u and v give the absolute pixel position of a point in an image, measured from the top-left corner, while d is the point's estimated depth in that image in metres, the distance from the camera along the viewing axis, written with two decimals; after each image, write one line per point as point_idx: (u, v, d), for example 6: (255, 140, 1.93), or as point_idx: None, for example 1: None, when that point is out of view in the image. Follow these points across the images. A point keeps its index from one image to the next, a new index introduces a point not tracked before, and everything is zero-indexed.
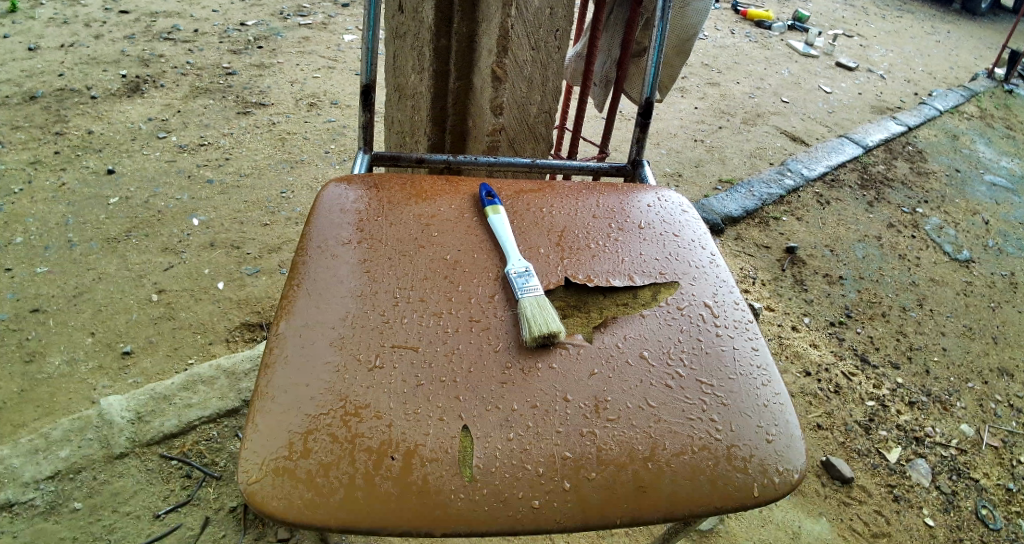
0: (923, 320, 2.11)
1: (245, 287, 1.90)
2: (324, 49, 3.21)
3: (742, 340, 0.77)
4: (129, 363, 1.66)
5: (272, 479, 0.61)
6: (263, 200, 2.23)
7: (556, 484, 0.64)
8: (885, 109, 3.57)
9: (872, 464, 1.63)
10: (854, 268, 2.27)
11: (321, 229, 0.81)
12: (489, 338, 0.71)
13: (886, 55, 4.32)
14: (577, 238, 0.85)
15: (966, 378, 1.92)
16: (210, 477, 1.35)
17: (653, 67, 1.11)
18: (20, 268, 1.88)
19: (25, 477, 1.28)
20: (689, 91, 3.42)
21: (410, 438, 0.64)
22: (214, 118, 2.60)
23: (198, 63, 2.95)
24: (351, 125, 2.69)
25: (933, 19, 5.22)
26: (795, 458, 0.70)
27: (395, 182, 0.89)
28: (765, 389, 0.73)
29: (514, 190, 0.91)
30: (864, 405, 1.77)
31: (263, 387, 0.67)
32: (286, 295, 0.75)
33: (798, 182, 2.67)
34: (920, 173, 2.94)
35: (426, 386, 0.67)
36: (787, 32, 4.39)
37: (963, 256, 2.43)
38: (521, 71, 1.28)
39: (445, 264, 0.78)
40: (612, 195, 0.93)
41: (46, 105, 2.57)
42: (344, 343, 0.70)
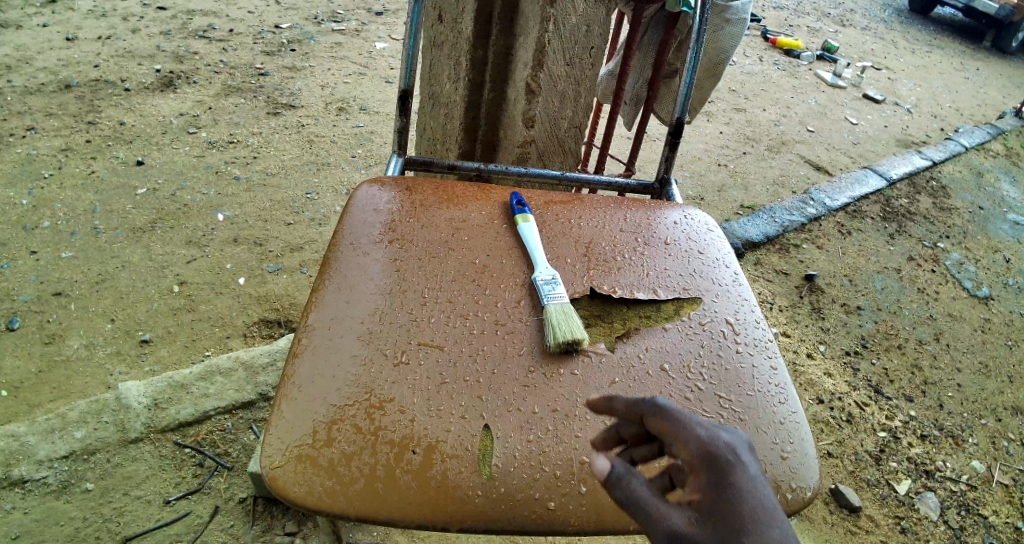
0: (939, 354, 2.09)
1: (266, 284, 1.92)
2: (356, 55, 3.26)
3: (762, 358, 0.79)
4: (148, 351, 1.69)
5: (293, 466, 0.63)
6: (288, 199, 2.26)
7: (573, 487, 0.64)
8: (910, 142, 3.56)
9: (881, 495, 1.62)
10: (873, 299, 2.26)
11: (353, 228, 0.83)
12: (514, 342, 0.73)
13: (914, 89, 4.30)
14: (604, 250, 0.86)
15: (980, 415, 1.90)
16: (222, 467, 1.36)
17: (686, 88, 1.12)
18: (45, 252, 1.92)
19: (40, 455, 1.31)
20: (715, 115, 3.44)
21: (431, 433, 0.65)
22: (245, 117, 2.65)
23: (232, 62, 3.01)
24: (379, 131, 2.72)
25: (962, 56, 5.20)
26: (809, 476, 0.71)
27: (427, 185, 0.91)
28: (783, 408, 0.75)
29: (544, 200, 0.93)
30: (876, 436, 1.76)
31: (290, 375, 0.69)
32: (316, 287, 0.77)
33: (820, 211, 2.66)
34: (943, 208, 2.92)
35: (449, 384, 0.68)
36: (815, 61, 4.39)
37: (982, 293, 2.42)
38: (554, 86, 1.29)
39: (474, 268, 0.79)
40: (640, 210, 0.94)
41: (80, 94, 2.63)
42: (371, 338, 0.71)
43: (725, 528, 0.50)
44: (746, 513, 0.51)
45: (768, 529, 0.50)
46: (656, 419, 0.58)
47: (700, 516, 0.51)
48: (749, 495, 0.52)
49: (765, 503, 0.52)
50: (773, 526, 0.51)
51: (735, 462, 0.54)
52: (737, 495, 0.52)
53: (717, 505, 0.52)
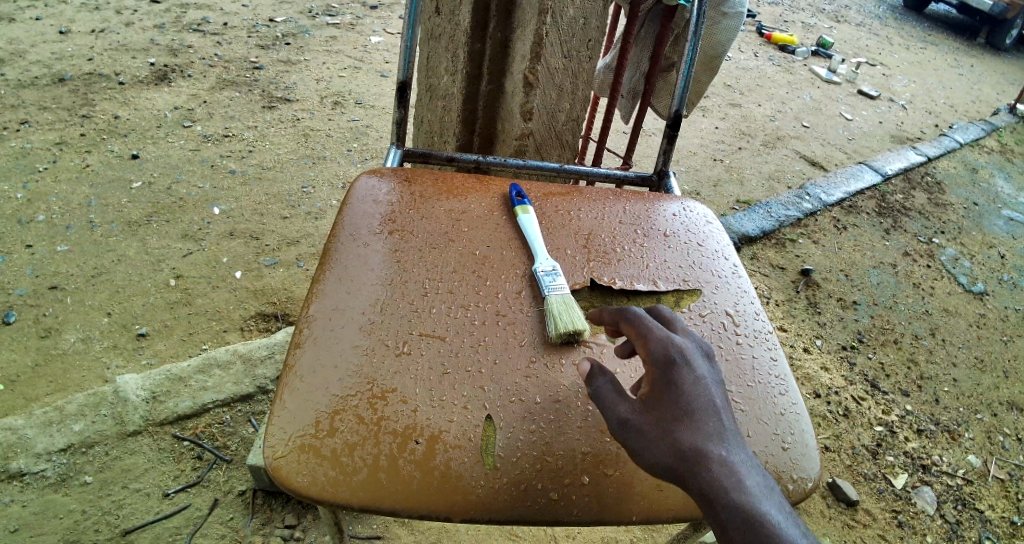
0: (934, 349, 2.10)
1: (262, 278, 1.92)
2: (351, 49, 3.25)
3: (762, 349, 0.80)
4: (144, 345, 1.68)
5: (296, 456, 0.63)
6: (284, 193, 2.25)
7: (575, 478, 0.65)
8: (905, 138, 3.57)
9: (878, 489, 1.63)
10: (868, 294, 2.27)
11: (353, 218, 0.83)
12: (515, 333, 0.73)
13: (909, 86, 4.31)
14: (604, 241, 0.87)
15: (975, 410, 1.91)
16: (221, 460, 1.36)
17: (684, 80, 1.12)
18: (40, 246, 1.91)
19: (38, 448, 1.31)
20: (711, 110, 3.44)
21: (434, 423, 0.65)
22: (240, 111, 2.63)
23: (226, 56, 2.99)
24: (375, 125, 2.71)
25: (956, 52, 5.21)
26: (809, 467, 0.73)
27: (427, 177, 0.91)
28: (783, 399, 0.76)
29: (544, 192, 0.93)
30: (872, 430, 1.77)
31: (291, 366, 0.69)
32: (316, 278, 0.77)
33: (815, 206, 2.67)
34: (938, 204, 2.94)
35: (451, 375, 0.69)
36: (810, 57, 4.40)
37: (977, 289, 2.43)
38: (553, 78, 1.30)
39: (474, 259, 0.80)
40: (639, 202, 0.94)
41: (74, 88, 2.61)
42: (373, 328, 0.71)
43: (666, 414, 0.62)
44: (685, 405, 0.62)
45: (700, 417, 0.62)
46: (628, 325, 0.68)
47: (647, 403, 0.63)
48: (691, 390, 0.63)
49: (704, 398, 0.63)
50: (706, 414, 0.62)
51: (686, 364, 0.65)
52: (681, 389, 0.63)
53: (663, 396, 0.63)
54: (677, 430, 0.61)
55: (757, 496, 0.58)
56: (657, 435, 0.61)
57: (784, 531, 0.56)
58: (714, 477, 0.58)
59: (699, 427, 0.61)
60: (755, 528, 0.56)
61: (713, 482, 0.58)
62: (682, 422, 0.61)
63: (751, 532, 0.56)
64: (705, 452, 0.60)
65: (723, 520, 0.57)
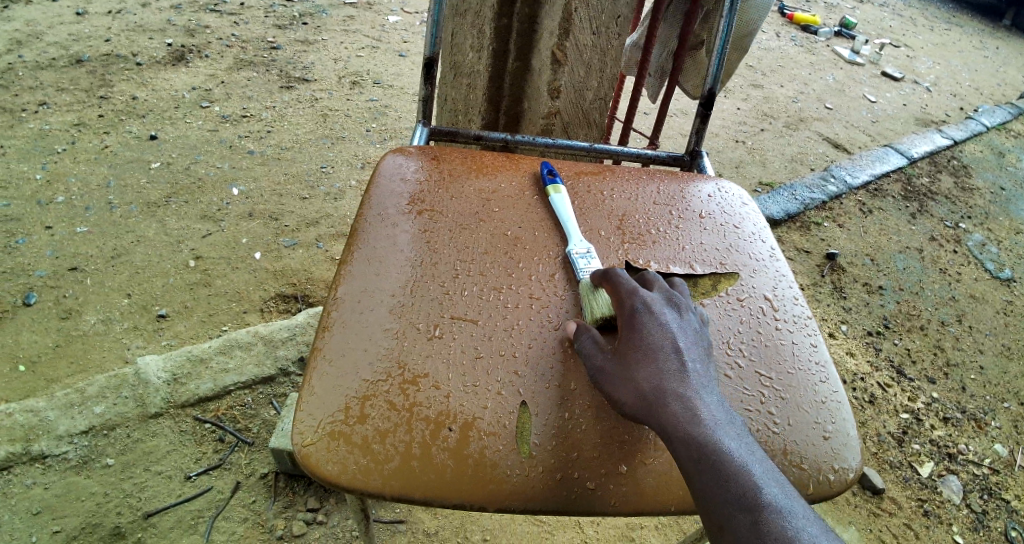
0: (961, 336, 2.05)
1: (282, 258, 1.90)
2: (369, 28, 3.21)
3: (802, 335, 0.77)
4: (164, 326, 1.68)
5: (327, 443, 0.61)
6: (303, 174, 2.24)
7: (613, 467, 0.63)
8: (931, 120, 3.49)
9: (903, 477, 1.60)
10: (894, 279, 2.22)
11: (379, 197, 0.80)
12: (550, 317, 0.71)
13: (934, 67, 4.20)
14: (638, 222, 0.84)
15: (1002, 398, 1.87)
16: (242, 443, 1.36)
17: (718, 58, 1.08)
18: (60, 227, 1.91)
19: (60, 430, 1.31)
20: (733, 91, 3.37)
21: (467, 410, 0.63)
22: (258, 91, 2.61)
23: (244, 36, 2.96)
24: (393, 105, 2.68)
25: (983, 34, 5.08)
26: (851, 458, 0.70)
27: (455, 154, 0.88)
28: (824, 386, 0.73)
29: (575, 171, 0.90)
30: (899, 417, 1.73)
31: (320, 349, 0.67)
32: (344, 258, 0.74)
33: (840, 189, 2.61)
34: (965, 188, 2.86)
35: (485, 359, 0.67)
36: (834, 37, 4.30)
37: (1005, 275, 2.36)
38: (581, 56, 1.26)
39: (506, 240, 0.77)
40: (672, 182, 0.91)
41: (92, 69, 2.60)
42: (403, 310, 0.69)
43: (629, 360, 0.64)
44: (648, 351, 0.64)
45: (661, 361, 0.64)
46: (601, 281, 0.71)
47: (613, 351, 0.65)
48: (655, 337, 0.65)
49: (667, 343, 0.65)
50: (667, 358, 0.64)
51: (650, 312, 0.67)
52: (644, 337, 0.65)
53: (627, 343, 0.65)
54: (636, 374, 0.63)
55: (715, 429, 0.61)
56: (621, 380, 0.63)
57: (736, 458, 0.60)
58: (674, 415, 0.61)
59: (660, 371, 0.63)
60: (709, 456, 0.60)
61: (671, 419, 0.61)
62: (644, 367, 0.64)
63: (705, 462, 0.59)
64: (665, 391, 0.62)
65: (681, 453, 0.60)
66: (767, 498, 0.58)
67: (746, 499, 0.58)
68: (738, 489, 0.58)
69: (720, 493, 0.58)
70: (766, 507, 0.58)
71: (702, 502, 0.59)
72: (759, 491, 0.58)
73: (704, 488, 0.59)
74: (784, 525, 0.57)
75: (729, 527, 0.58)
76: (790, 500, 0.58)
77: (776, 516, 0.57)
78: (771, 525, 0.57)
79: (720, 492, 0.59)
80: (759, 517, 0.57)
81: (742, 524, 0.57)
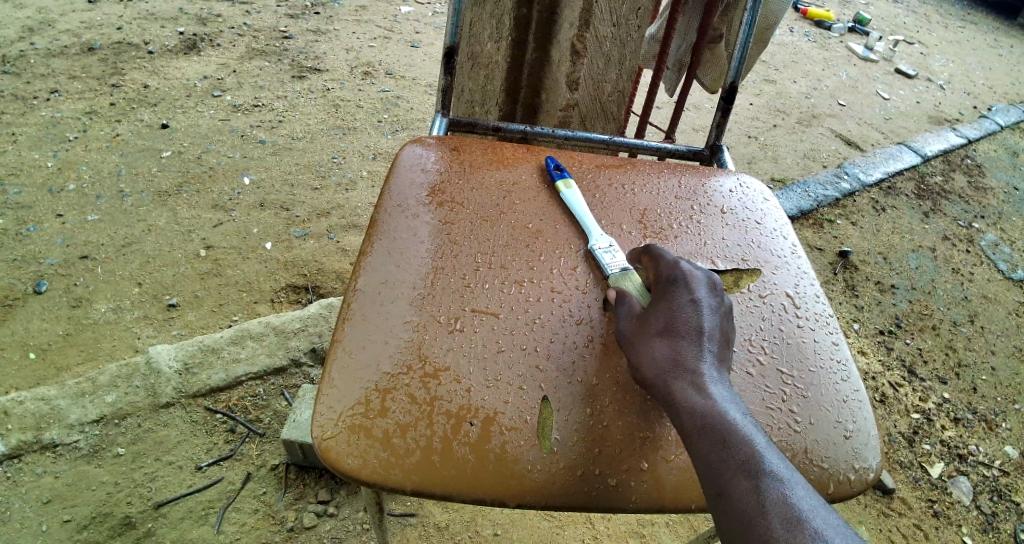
0: (973, 337, 2.03)
1: (293, 249, 1.90)
2: (381, 19, 3.20)
3: (823, 333, 0.76)
4: (175, 315, 1.68)
5: (347, 437, 0.61)
6: (313, 164, 2.23)
7: (634, 464, 0.62)
8: (945, 118, 3.45)
9: (913, 477, 1.59)
10: (907, 278, 2.20)
11: (399, 187, 0.79)
12: (573, 312, 0.70)
13: (949, 65, 4.16)
14: (659, 217, 0.83)
15: (1013, 399, 1.85)
16: (253, 434, 1.36)
17: (741, 51, 1.07)
18: (71, 216, 1.91)
19: (71, 419, 1.31)
20: (746, 86, 3.35)
21: (489, 405, 0.63)
22: (270, 80, 2.61)
23: (256, 25, 2.96)
24: (405, 97, 2.67)
25: (999, 31, 5.02)
26: (871, 457, 0.69)
27: (475, 145, 0.87)
28: (845, 385, 0.72)
29: (595, 164, 0.89)
30: (910, 417, 1.72)
31: (341, 341, 0.66)
32: (364, 248, 0.74)
33: (854, 186, 2.59)
34: (978, 188, 2.83)
35: (507, 353, 0.66)
36: (848, 33, 4.26)
37: (1018, 275, 2.34)
38: (600, 47, 1.28)
39: (527, 233, 0.76)
40: (693, 176, 0.90)
41: (104, 56, 2.60)
42: (423, 302, 0.69)
43: (652, 328, 0.65)
44: (671, 323, 0.65)
45: (682, 333, 0.65)
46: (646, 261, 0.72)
47: (640, 320, 0.66)
48: (683, 310, 0.66)
49: (692, 316, 0.65)
50: (690, 332, 0.64)
51: (683, 286, 0.67)
52: (672, 307, 0.66)
53: (654, 314, 0.66)
54: (654, 343, 0.64)
55: (724, 403, 0.61)
56: (642, 347, 0.65)
57: (742, 428, 0.60)
58: (684, 386, 0.62)
59: (680, 341, 0.64)
60: (713, 426, 0.59)
61: (681, 389, 0.62)
62: (664, 337, 0.64)
63: (710, 428, 0.59)
64: (681, 360, 0.63)
65: (686, 420, 0.61)
66: (768, 467, 0.57)
67: (748, 465, 0.58)
68: (741, 456, 0.58)
69: (719, 459, 0.58)
70: (768, 476, 0.57)
71: (702, 468, 0.59)
72: (761, 459, 0.58)
73: (706, 453, 0.59)
74: (781, 493, 0.56)
75: (727, 491, 0.57)
76: (791, 472, 0.58)
77: (776, 484, 0.57)
78: (769, 492, 0.56)
79: (722, 459, 0.58)
80: (758, 484, 0.57)
81: (741, 489, 0.57)
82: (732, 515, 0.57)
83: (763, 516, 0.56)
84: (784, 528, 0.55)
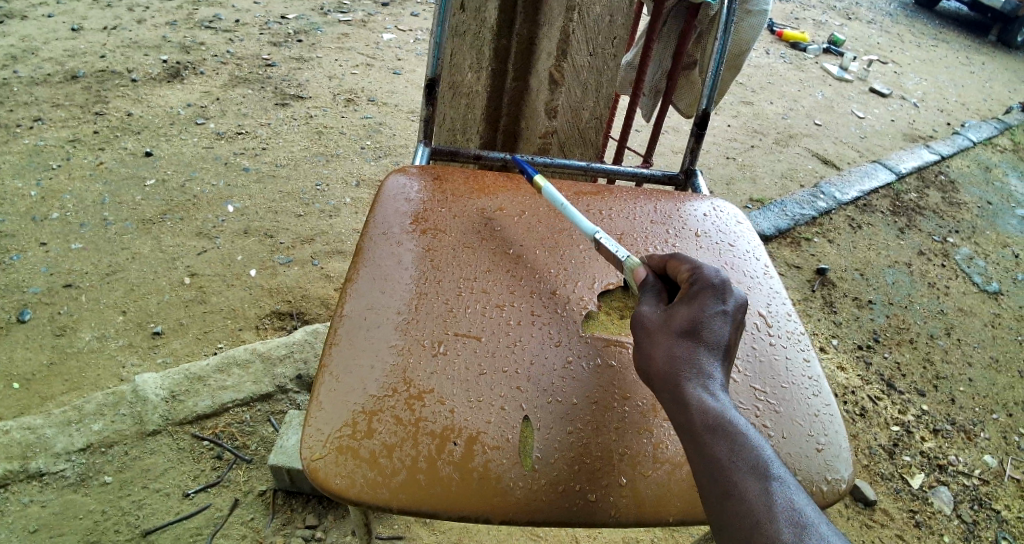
0: (950, 349, 2.08)
1: (277, 276, 1.91)
2: (363, 46, 3.25)
3: (795, 351, 0.79)
4: (160, 343, 1.68)
5: (335, 457, 0.63)
6: (298, 191, 2.25)
7: (613, 479, 0.65)
8: (918, 136, 3.55)
9: (895, 488, 1.62)
10: (884, 294, 2.25)
11: (384, 216, 0.82)
12: (552, 334, 0.73)
13: (920, 83, 4.28)
14: (636, 241, 0.86)
15: (991, 409, 1.90)
16: (241, 461, 1.37)
17: (712, 79, 1.11)
18: (54, 244, 1.92)
19: (58, 447, 1.31)
20: (723, 108, 3.43)
21: (472, 425, 0.65)
22: (253, 108, 2.64)
23: (239, 53, 2.99)
24: (388, 123, 2.71)
25: (969, 50, 5.17)
26: (843, 469, 0.72)
27: (457, 174, 0.90)
28: (817, 400, 0.76)
29: (573, 191, 0.92)
30: (889, 430, 1.76)
31: (328, 366, 0.68)
32: (349, 276, 0.76)
33: (830, 205, 2.65)
34: (952, 203, 2.91)
35: (488, 375, 0.68)
36: (822, 54, 4.37)
37: (992, 288, 2.40)
38: (577, 76, 1.33)
39: (508, 258, 0.79)
40: (668, 202, 0.93)
41: (87, 85, 2.62)
42: (408, 327, 0.71)
43: (674, 325, 0.65)
44: (697, 326, 0.65)
45: (705, 338, 0.64)
46: (677, 262, 0.71)
47: (664, 315, 0.67)
48: (711, 317, 0.65)
49: (719, 325, 0.65)
50: (714, 337, 0.64)
51: (716, 291, 0.67)
52: (701, 310, 0.65)
53: (681, 314, 0.66)
54: (677, 342, 0.64)
55: (734, 411, 0.62)
56: (661, 342, 0.65)
57: (750, 431, 0.61)
58: (697, 385, 0.62)
59: (700, 342, 0.64)
60: (723, 428, 0.60)
61: (695, 388, 0.62)
62: (686, 335, 0.64)
63: (721, 429, 0.60)
64: (701, 363, 0.63)
65: (697, 419, 0.61)
66: (774, 474, 0.59)
67: (757, 468, 0.59)
68: (750, 457, 0.59)
69: (730, 461, 0.59)
70: (775, 482, 0.58)
71: (709, 468, 0.60)
72: (770, 464, 0.59)
73: (716, 453, 0.60)
74: (787, 496, 0.58)
75: (736, 491, 0.58)
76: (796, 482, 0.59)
77: (783, 490, 0.58)
78: (775, 495, 0.58)
79: (728, 462, 0.59)
80: (767, 486, 0.58)
81: (750, 490, 0.58)
82: (739, 515, 0.58)
83: (770, 518, 0.57)
84: (793, 532, 0.56)
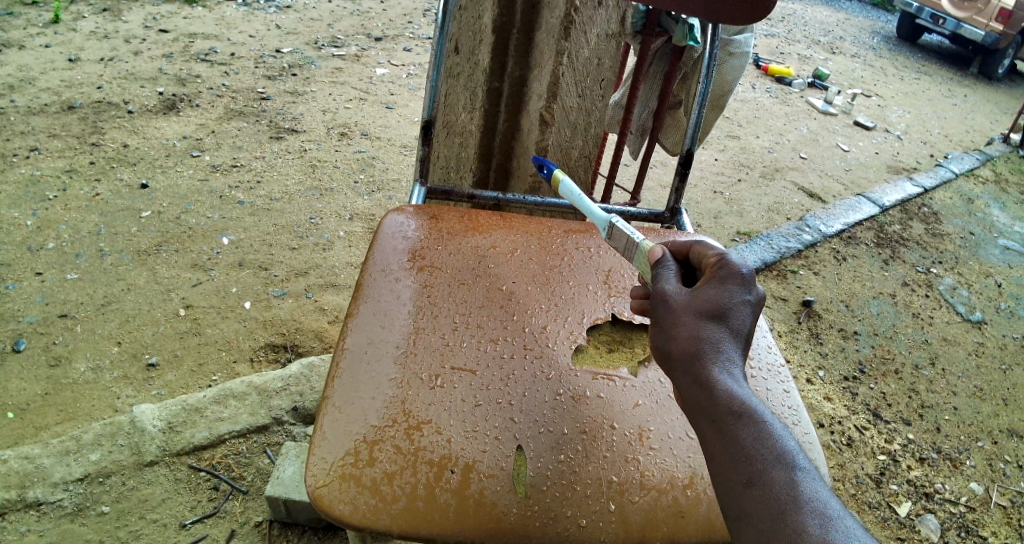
0: (935, 379, 2.12)
1: (272, 308, 1.95)
2: (357, 80, 3.33)
3: (775, 383, 0.84)
4: (154, 375, 1.71)
5: (338, 485, 0.66)
6: (293, 224, 2.30)
7: (602, 505, 0.68)
8: (901, 168, 3.64)
9: (882, 517, 1.65)
10: (869, 324, 2.31)
11: (383, 254, 0.86)
12: (543, 367, 0.77)
13: (903, 116, 4.39)
14: (623, 277, 0.91)
15: (976, 437, 1.94)
16: (237, 492, 1.38)
17: (695, 121, 1.17)
18: (50, 274, 1.95)
19: (55, 477, 1.32)
20: (709, 142, 3.52)
21: (468, 454, 0.69)
22: (248, 141, 2.69)
23: (234, 86, 3.06)
24: (381, 157, 2.77)
25: (950, 83, 5.31)
26: None
27: (452, 214, 0.95)
28: (797, 428, 0.79)
29: (563, 229, 0.97)
30: (876, 459, 1.79)
31: (331, 398, 0.72)
32: (349, 311, 0.80)
33: (815, 237, 2.72)
34: (935, 234, 2.98)
35: (483, 407, 0.72)
36: (806, 89, 4.49)
37: (975, 317, 2.46)
38: (567, 117, 1.38)
39: (501, 294, 0.84)
40: (654, 240, 0.98)
41: (84, 116, 2.67)
42: (406, 360, 0.75)
43: (700, 305, 0.65)
44: (723, 310, 0.65)
45: (731, 322, 0.64)
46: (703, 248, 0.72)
47: (690, 295, 0.66)
48: (737, 302, 0.65)
49: (744, 312, 0.65)
50: (740, 322, 0.65)
51: (743, 277, 0.67)
52: (729, 294, 0.65)
53: (708, 295, 0.65)
54: (704, 325, 0.64)
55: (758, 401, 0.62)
56: (686, 323, 0.65)
57: (773, 422, 0.61)
58: (720, 368, 0.63)
59: (726, 325, 0.64)
60: (747, 416, 0.61)
61: (720, 371, 0.62)
62: (712, 317, 0.64)
63: (746, 417, 0.61)
64: (727, 350, 0.63)
65: (723, 404, 0.61)
66: (798, 463, 0.60)
67: (782, 458, 0.59)
68: (774, 448, 0.60)
69: (755, 448, 0.60)
70: (800, 472, 0.59)
71: (732, 456, 0.60)
72: (795, 455, 0.60)
73: (743, 439, 0.60)
74: (812, 486, 0.58)
75: (761, 481, 0.59)
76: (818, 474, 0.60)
77: (807, 480, 0.59)
78: (799, 484, 0.58)
79: (751, 452, 0.60)
80: (795, 477, 0.58)
81: (777, 480, 0.58)
82: (765, 504, 0.58)
83: (795, 509, 0.57)
84: (819, 522, 0.56)
